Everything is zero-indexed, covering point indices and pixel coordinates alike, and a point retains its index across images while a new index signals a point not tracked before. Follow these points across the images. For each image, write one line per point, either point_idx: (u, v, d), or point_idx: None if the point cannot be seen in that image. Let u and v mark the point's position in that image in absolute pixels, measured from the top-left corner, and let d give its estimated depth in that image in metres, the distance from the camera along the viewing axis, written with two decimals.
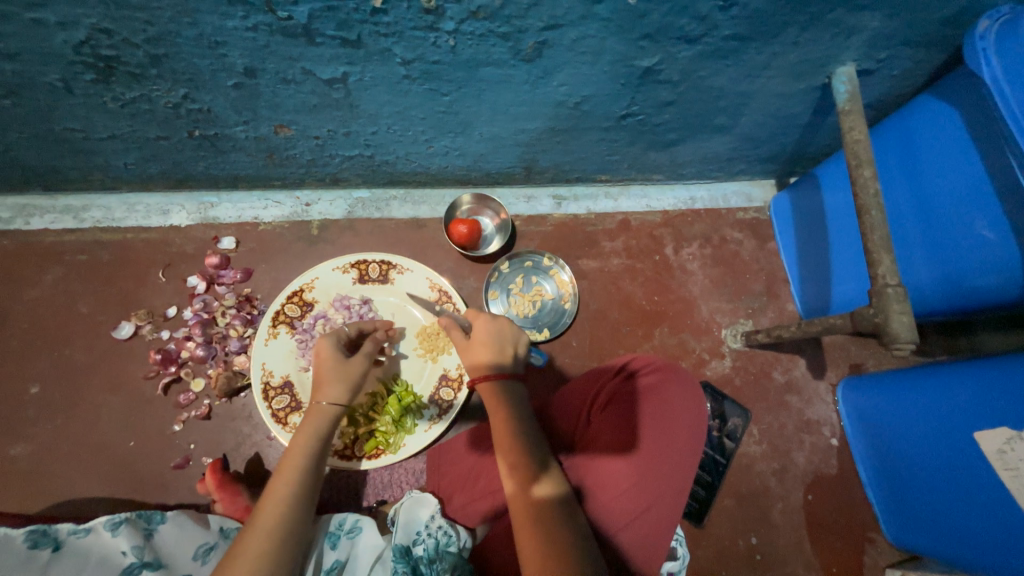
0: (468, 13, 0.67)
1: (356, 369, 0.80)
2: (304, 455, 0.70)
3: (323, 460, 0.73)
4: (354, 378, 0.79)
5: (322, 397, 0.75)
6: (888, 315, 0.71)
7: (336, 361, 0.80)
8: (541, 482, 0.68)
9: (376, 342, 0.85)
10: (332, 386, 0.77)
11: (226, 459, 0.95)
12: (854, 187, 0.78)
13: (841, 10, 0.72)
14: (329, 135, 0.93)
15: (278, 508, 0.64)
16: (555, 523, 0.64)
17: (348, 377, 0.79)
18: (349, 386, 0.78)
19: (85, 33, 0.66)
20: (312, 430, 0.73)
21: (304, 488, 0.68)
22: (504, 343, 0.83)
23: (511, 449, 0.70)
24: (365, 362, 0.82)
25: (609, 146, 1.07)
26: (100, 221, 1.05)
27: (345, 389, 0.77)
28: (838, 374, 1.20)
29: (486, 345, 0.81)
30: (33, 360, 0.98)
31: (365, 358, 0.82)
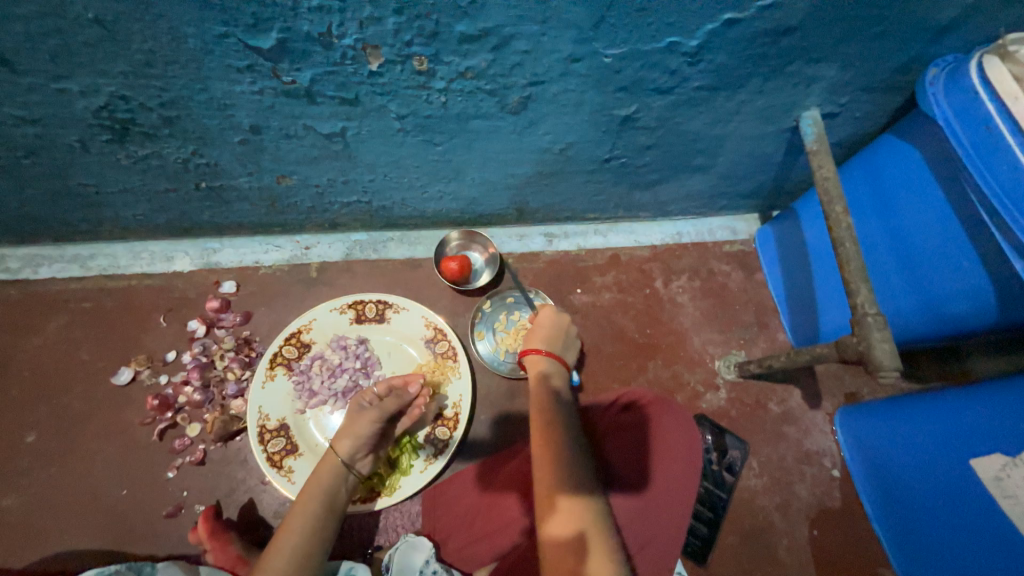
0: (457, 73, 0.75)
1: (365, 425, 0.81)
2: (313, 507, 0.73)
3: (335, 514, 0.74)
4: (363, 432, 0.81)
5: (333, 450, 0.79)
6: (870, 343, 0.74)
7: (351, 415, 0.83)
8: (557, 518, 0.66)
9: (398, 400, 0.86)
10: (342, 441, 0.80)
11: (219, 506, 0.93)
12: (828, 221, 0.83)
13: (800, 62, 0.80)
14: (329, 183, 0.98)
15: (281, 560, 0.66)
16: (577, 564, 0.62)
17: (358, 433, 0.81)
18: (358, 442, 0.81)
19: (105, 100, 0.71)
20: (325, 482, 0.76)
21: (309, 540, 0.69)
22: (562, 338, 0.93)
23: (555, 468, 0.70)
24: (384, 417, 0.83)
25: (595, 187, 1.12)
26: (106, 270, 1.07)
27: (350, 442, 0.80)
28: (834, 403, 1.20)
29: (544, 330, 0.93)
30: (32, 408, 0.98)
31: (383, 410, 0.84)
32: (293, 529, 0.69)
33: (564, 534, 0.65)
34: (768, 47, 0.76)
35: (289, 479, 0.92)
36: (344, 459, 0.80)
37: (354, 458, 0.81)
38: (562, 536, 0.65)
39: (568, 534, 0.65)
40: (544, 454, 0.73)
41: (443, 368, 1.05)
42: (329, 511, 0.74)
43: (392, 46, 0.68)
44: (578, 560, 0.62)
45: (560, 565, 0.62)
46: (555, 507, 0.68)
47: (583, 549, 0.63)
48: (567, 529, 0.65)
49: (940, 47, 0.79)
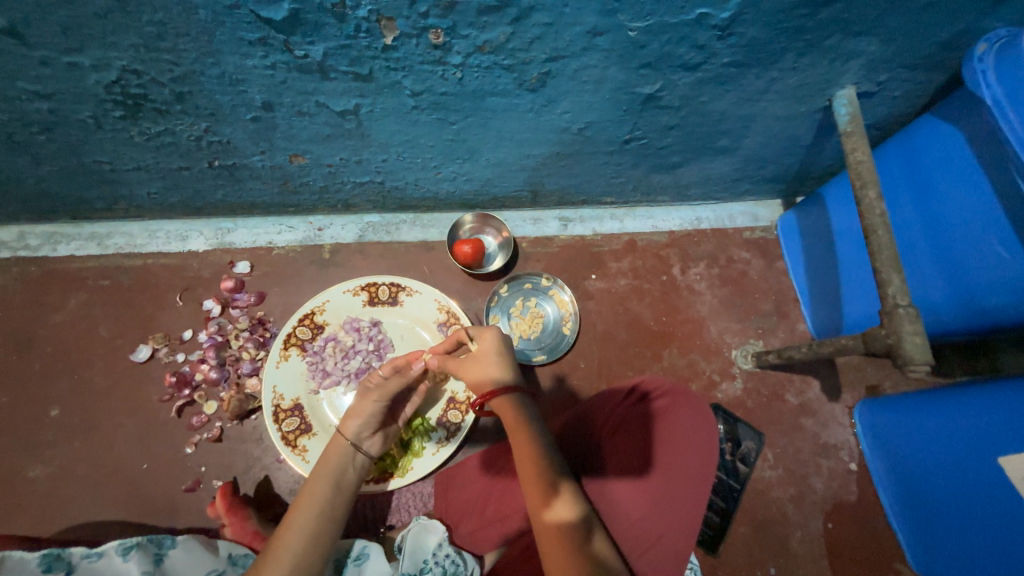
0: (474, 48, 0.72)
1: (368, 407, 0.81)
2: (326, 486, 0.73)
3: (348, 490, 0.75)
4: (368, 413, 0.80)
5: (342, 431, 0.80)
6: (900, 336, 0.71)
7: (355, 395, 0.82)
8: (561, 504, 0.66)
9: (400, 381, 0.83)
10: (351, 423, 0.79)
11: (236, 482, 0.95)
12: (860, 207, 0.79)
13: (838, 35, 0.75)
14: (342, 162, 0.97)
15: (295, 537, 0.67)
16: (580, 546, 0.64)
17: (366, 414, 0.80)
18: (365, 423, 0.81)
19: (117, 74, 0.70)
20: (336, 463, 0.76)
21: (323, 518, 0.70)
22: (507, 362, 0.79)
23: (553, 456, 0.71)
24: (389, 398, 0.82)
25: (613, 169, 1.09)
26: (123, 247, 1.06)
27: (356, 423, 0.79)
28: (854, 396, 1.17)
29: (490, 358, 0.78)
30: (53, 382, 0.99)
31: (387, 392, 0.82)
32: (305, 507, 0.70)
33: (566, 518, 0.66)
34: (805, 19, 0.71)
35: (303, 457, 0.93)
36: (354, 442, 0.79)
37: (363, 439, 0.81)
38: (564, 520, 0.65)
39: (571, 519, 0.66)
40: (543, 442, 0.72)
41: None
42: (341, 488, 0.74)
43: (407, 18, 0.65)
44: (581, 543, 0.64)
45: (564, 548, 0.63)
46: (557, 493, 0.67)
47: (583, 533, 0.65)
48: (569, 514, 0.66)
49: (992, 20, 0.73)
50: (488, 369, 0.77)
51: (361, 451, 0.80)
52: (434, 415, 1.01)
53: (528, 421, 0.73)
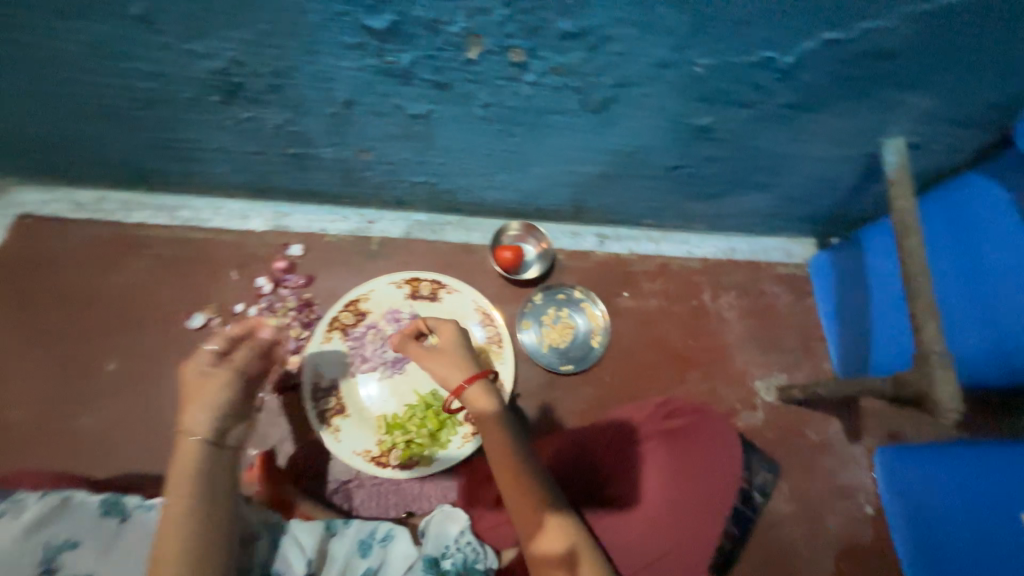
0: (548, 68, 0.77)
1: (221, 395, 0.71)
2: (192, 492, 0.64)
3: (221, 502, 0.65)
4: (218, 402, 0.70)
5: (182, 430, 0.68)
6: (933, 381, 0.73)
7: (192, 388, 0.70)
8: (547, 535, 0.72)
9: (252, 364, 0.75)
10: (198, 418, 0.68)
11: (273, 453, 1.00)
12: (902, 253, 0.82)
13: (892, 89, 0.79)
14: (403, 162, 1.03)
15: (186, 549, 0.60)
16: None
17: (214, 401, 0.69)
18: (218, 414, 0.69)
19: (224, 63, 0.77)
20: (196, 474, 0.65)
21: (196, 530, 0.62)
22: (465, 353, 0.85)
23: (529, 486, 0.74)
24: (240, 380, 0.74)
25: (657, 193, 1.13)
26: (189, 220, 1.13)
27: (199, 413, 0.68)
28: (874, 440, 1.17)
29: (447, 355, 0.84)
30: (113, 337, 1.04)
31: (239, 373, 0.74)
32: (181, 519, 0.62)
33: (554, 551, 0.71)
34: (863, 70, 0.76)
35: (335, 436, 0.97)
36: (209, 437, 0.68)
37: (227, 432, 0.70)
38: (552, 551, 0.71)
39: (559, 551, 0.71)
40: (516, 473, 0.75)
41: (488, 353, 1.09)
42: (210, 497, 0.65)
43: (494, 37, 0.71)
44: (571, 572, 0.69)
45: None
46: (541, 525, 0.72)
47: (573, 563, 0.70)
48: (557, 545, 0.71)
49: None
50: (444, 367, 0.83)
51: (227, 444, 0.70)
52: (463, 410, 1.04)
53: (503, 449, 0.77)
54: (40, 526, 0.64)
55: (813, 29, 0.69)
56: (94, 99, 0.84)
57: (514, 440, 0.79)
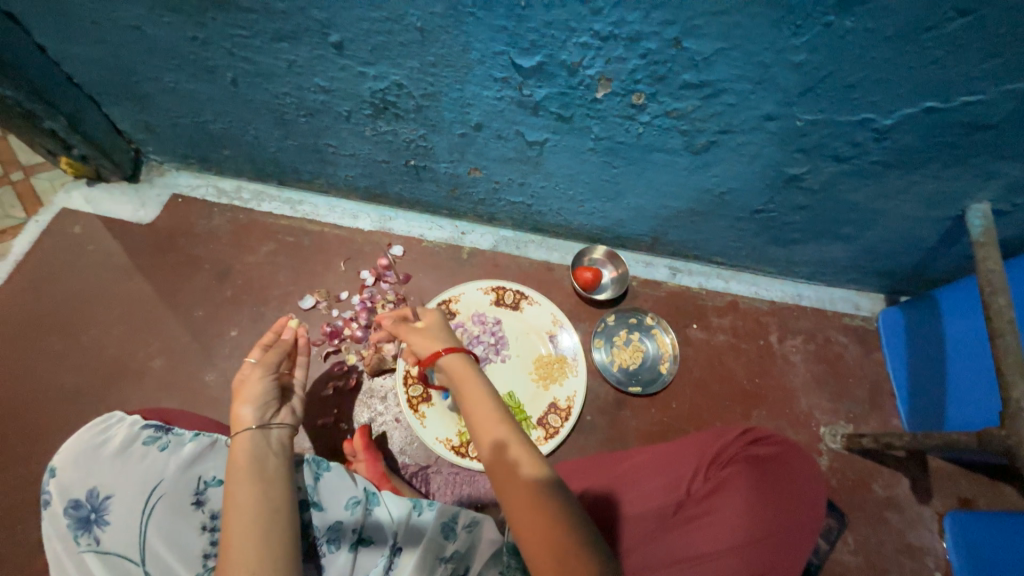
0: (663, 112, 0.87)
1: (255, 388, 0.80)
2: (252, 480, 0.68)
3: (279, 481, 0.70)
4: (255, 392, 0.79)
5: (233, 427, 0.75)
6: (1022, 439, 0.74)
7: (235, 390, 0.80)
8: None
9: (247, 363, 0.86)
10: (243, 411, 0.76)
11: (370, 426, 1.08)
12: (989, 311, 0.85)
13: (985, 156, 0.85)
14: (507, 182, 1.14)
15: (245, 527, 0.63)
16: None
17: (257, 397, 0.78)
18: (260, 405, 0.78)
19: (387, 84, 0.91)
20: (250, 462, 0.69)
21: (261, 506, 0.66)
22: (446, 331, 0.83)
23: (539, 533, 0.62)
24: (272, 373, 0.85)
25: (735, 234, 1.20)
26: (308, 214, 1.27)
27: (246, 404, 0.77)
28: (945, 504, 1.14)
29: (431, 331, 0.82)
30: (235, 307, 1.17)
31: (267, 369, 0.85)
32: (244, 502, 0.65)
33: None
34: (959, 138, 0.82)
35: (421, 421, 1.06)
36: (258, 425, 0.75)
37: (268, 419, 0.77)
38: None
39: None
40: (527, 513, 0.63)
41: (563, 364, 1.16)
42: (266, 481, 0.69)
43: (622, 81, 0.82)
44: None
45: None
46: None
47: None
48: None
49: None
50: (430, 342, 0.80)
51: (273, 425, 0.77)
52: (536, 415, 1.11)
53: (517, 486, 0.65)
54: (195, 463, 0.73)
55: (916, 97, 0.77)
56: (269, 104, 1.01)
57: (533, 473, 0.67)
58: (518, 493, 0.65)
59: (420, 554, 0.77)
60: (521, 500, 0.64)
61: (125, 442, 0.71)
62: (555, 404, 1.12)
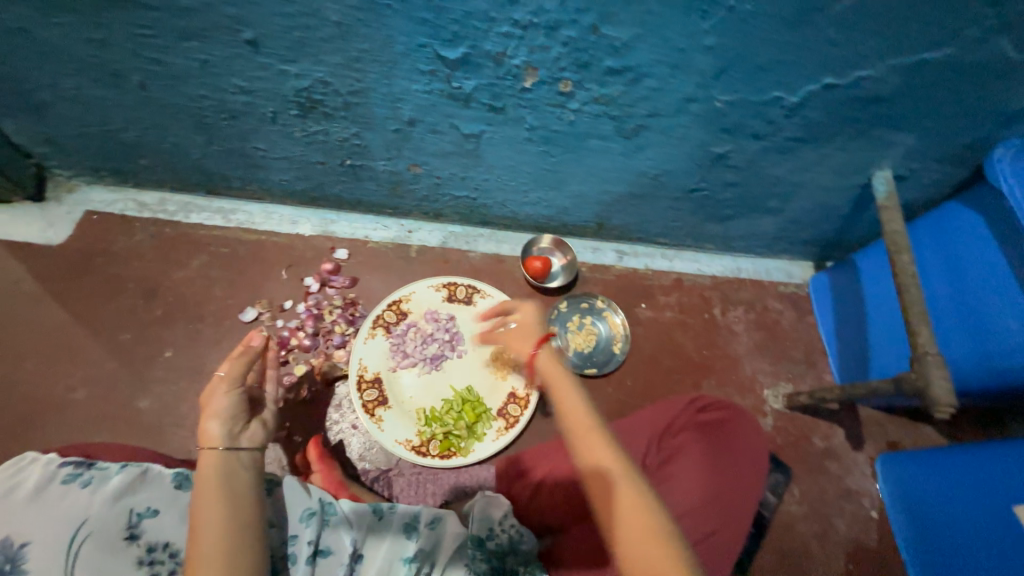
0: (591, 98, 0.90)
1: (223, 403, 0.74)
2: (217, 503, 0.66)
3: (245, 501, 0.68)
4: (223, 409, 0.74)
5: (201, 445, 0.71)
6: (929, 379, 0.83)
7: (202, 405, 0.74)
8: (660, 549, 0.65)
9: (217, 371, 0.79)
10: (209, 427, 0.72)
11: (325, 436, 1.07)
12: (896, 268, 0.94)
13: (883, 127, 0.93)
14: (449, 176, 1.13)
15: (211, 555, 0.62)
16: None
17: (224, 412, 0.73)
18: (229, 420, 0.74)
19: (310, 82, 0.88)
20: (216, 485, 0.67)
21: (225, 534, 0.64)
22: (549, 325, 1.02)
23: (633, 501, 0.69)
24: (241, 386, 0.78)
25: (674, 214, 1.25)
26: (243, 223, 1.21)
27: (215, 423, 0.72)
28: (876, 448, 1.25)
29: (495, 322, 1.06)
30: (167, 327, 1.10)
31: (235, 381, 0.78)
32: (211, 527, 0.63)
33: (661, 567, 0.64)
34: (859, 111, 0.89)
35: (379, 426, 1.04)
36: (225, 445, 0.71)
37: (236, 436, 0.73)
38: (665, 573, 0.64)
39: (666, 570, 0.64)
40: (622, 485, 0.70)
41: (519, 353, 1.16)
42: (235, 504, 0.67)
43: (549, 69, 0.83)
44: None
45: None
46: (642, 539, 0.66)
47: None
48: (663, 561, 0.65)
49: (1006, 132, 0.92)
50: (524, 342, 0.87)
51: (242, 447, 0.72)
52: (496, 406, 1.11)
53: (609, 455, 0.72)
54: (125, 495, 0.69)
55: (817, 75, 0.83)
56: (186, 108, 0.95)
57: (606, 445, 0.73)
58: (616, 465, 0.71)
59: (383, 559, 0.77)
60: (611, 472, 0.71)
61: (39, 485, 0.66)
62: (514, 393, 1.12)
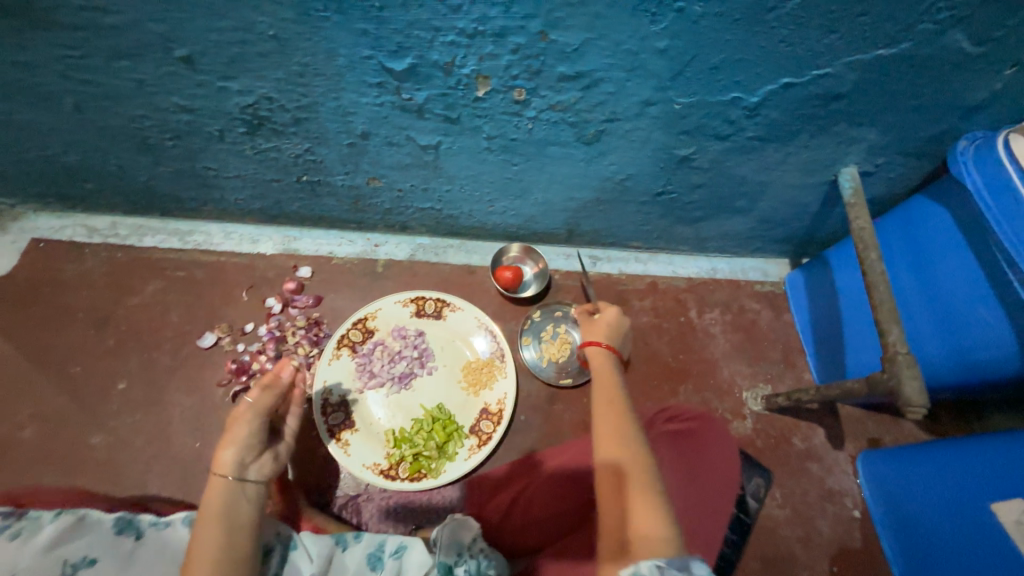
0: (547, 105, 0.87)
1: (242, 431, 0.76)
2: (217, 529, 0.67)
3: (246, 535, 0.68)
4: (241, 437, 0.75)
5: (214, 469, 0.72)
6: (901, 380, 0.81)
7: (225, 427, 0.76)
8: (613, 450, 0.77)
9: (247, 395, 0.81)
10: (224, 454, 0.73)
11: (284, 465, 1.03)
12: (863, 266, 0.92)
13: (844, 124, 0.92)
14: (410, 189, 1.10)
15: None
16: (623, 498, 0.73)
17: (242, 441, 0.75)
18: (244, 449, 0.75)
19: (254, 99, 0.85)
20: (222, 510, 0.68)
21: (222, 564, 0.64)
22: (619, 335, 0.95)
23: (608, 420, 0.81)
24: (264, 416, 0.79)
25: (644, 217, 1.23)
26: (200, 245, 1.17)
27: (229, 451, 0.73)
28: (857, 446, 1.24)
29: (607, 329, 0.94)
30: (122, 357, 1.06)
31: (259, 410, 0.79)
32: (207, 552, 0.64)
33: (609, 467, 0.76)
34: (818, 109, 0.88)
35: (345, 450, 1.01)
36: (235, 473, 0.72)
37: (245, 466, 0.74)
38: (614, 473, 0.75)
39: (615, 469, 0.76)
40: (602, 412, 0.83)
41: (491, 367, 1.12)
42: (240, 531, 0.68)
43: (501, 78, 0.81)
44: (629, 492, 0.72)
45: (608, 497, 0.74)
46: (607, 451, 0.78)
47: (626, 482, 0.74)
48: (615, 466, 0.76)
49: (968, 124, 0.91)
50: (600, 333, 0.93)
51: (248, 478, 0.73)
52: (468, 423, 1.08)
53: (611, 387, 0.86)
54: (58, 545, 0.65)
55: (773, 75, 0.81)
56: (127, 130, 0.91)
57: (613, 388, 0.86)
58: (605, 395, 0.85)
59: None
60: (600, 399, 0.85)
61: None
62: (487, 409, 1.09)
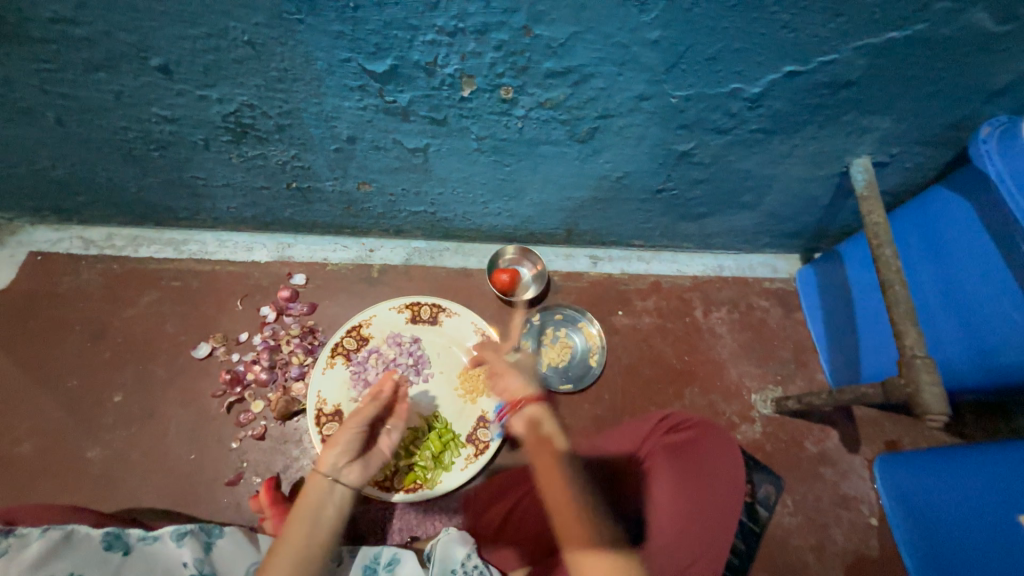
0: (537, 103, 0.83)
1: (345, 435, 0.83)
2: (304, 525, 0.73)
3: (321, 539, 0.73)
4: (346, 441, 0.82)
5: (319, 464, 0.80)
6: (919, 385, 0.75)
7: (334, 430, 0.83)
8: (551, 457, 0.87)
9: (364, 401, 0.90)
10: (329, 455, 0.81)
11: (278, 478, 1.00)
12: (878, 263, 0.86)
13: (855, 113, 0.86)
14: (402, 193, 1.08)
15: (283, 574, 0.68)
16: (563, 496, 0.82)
17: (344, 443, 0.82)
18: (341, 452, 0.82)
19: (235, 107, 0.83)
20: (308, 509, 0.75)
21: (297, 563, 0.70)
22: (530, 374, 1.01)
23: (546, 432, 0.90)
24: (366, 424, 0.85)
25: (644, 215, 1.18)
26: (195, 254, 1.17)
27: (334, 451, 0.81)
28: (873, 450, 1.18)
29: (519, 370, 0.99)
30: (117, 370, 1.07)
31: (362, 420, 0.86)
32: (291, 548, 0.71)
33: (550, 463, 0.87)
34: (825, 98, 0.83)
35: None
36: (332, 474, 0.79)
37: (339, 468, 0.80)
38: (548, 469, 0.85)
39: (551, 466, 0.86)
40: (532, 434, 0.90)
41: None
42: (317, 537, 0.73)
43: (486, 77, 0.77)
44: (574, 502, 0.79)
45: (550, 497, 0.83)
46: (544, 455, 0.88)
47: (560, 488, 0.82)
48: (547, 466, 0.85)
49: (993, 108, 0.84)
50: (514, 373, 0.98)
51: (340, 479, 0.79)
52: (465, 431, 1.05)
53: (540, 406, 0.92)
54: (46, 562, 0.64)
55: (776, 64, 0.76)
56: (112, 142, 0.90)
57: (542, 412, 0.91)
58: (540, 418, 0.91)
59: None
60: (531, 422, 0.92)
61: None
62: (484, 417, 1.07)
